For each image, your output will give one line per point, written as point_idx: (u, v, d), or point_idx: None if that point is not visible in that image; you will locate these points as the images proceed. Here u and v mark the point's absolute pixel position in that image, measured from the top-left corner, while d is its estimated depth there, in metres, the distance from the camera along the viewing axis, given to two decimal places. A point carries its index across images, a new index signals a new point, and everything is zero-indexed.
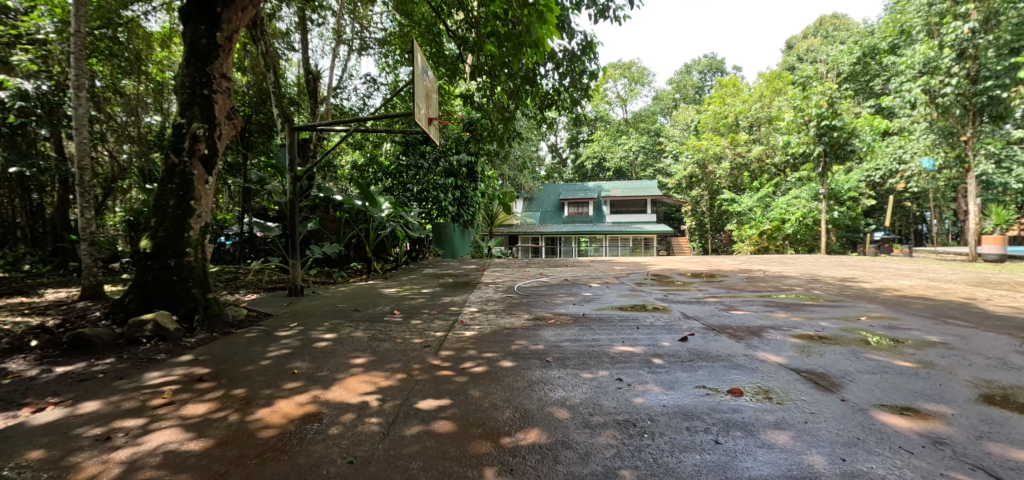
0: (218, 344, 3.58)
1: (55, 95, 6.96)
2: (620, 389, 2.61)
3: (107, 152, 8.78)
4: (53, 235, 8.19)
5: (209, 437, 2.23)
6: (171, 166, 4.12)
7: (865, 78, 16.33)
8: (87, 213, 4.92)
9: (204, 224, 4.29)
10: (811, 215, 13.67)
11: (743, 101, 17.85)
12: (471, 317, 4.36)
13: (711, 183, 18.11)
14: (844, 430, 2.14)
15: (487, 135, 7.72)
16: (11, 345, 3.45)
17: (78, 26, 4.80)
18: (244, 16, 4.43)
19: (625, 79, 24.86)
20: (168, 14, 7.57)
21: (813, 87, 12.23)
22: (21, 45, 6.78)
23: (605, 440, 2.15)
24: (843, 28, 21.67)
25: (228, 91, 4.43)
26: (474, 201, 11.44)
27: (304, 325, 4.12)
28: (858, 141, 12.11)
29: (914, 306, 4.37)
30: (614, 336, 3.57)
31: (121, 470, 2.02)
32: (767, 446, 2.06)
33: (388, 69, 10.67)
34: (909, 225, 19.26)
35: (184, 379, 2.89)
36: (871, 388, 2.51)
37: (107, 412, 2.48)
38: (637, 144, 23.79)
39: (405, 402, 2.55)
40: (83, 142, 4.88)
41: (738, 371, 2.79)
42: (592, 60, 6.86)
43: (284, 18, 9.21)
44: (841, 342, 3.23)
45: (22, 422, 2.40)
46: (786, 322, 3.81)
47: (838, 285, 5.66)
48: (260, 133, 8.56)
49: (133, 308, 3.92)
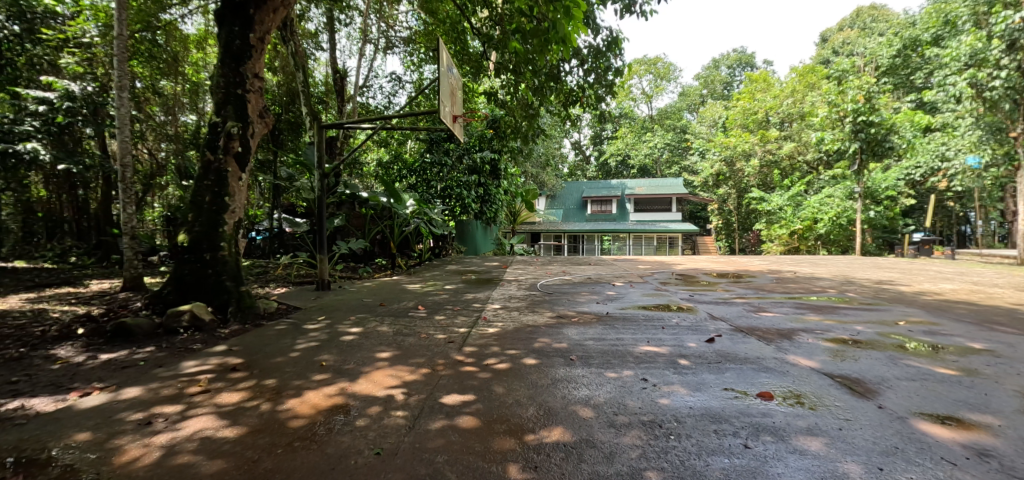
0: (251, 336, 3.67)
1: (99, 96, 7.27)
2: (646, 390, 2.59)
3: (146, 150, 9.09)
4: (96, 230, 8.48)
5: (243, 425, 2.29)
6: (206, 163, 4.23)
7: (905, 72, 15.73)
8: (129, 208, 5.13)
9: (238, 219, 4.40)
10: (845, 215, 13.16)
11: (774, 96, 17.37)
12: (494, 313, 4.40)
13: (739, 181, 17.79)
14: (882, 439, 2.07)
15: (511, 133, 7.68)
16: (60, 332, 3.61)
17: (121, 29, 4.98)
18: (276, 17, 4.53)
19: (650, 75, 24.54)
20: (204, 16, 7.70)
21: (849, 82, 11.97)
22: (68, 48, 7.06)
23: (630, 440, 2.13)
24: (882, 20, 20.92)
25: (260, 90, 4.53)
26: (498, 198, 11.46)
27: (332, 319, 4.20)
28: (897, 137, 11.77)
29: (957, 311, 4.22)
30: (638, 336, 3.53)
31: (161, 454, 2.09)
32: (799, 452, 2.02)
33: (413, 68, 10.78)
34: (949, 226, 18.56)
35: (218, 368, 2.97)
36: (909, 396, 2.43)
37: (148, 399, 2.57)
38: (662, 141, 23.53)
39: (431, 396, 2.57)
40: (126, 140, 5.04)
41: (768, 375, 2.73)
42: (618, 56, 6.75)
43: (312, 18, 9.39)
44: (877, 347, 3.13)
45: (70, 405, 2.50)
46: (819, 324, 3.72)
47: (875, 287, 5.49)
48: (289, 131, 8.76)
49: (172, 299, 4.06)
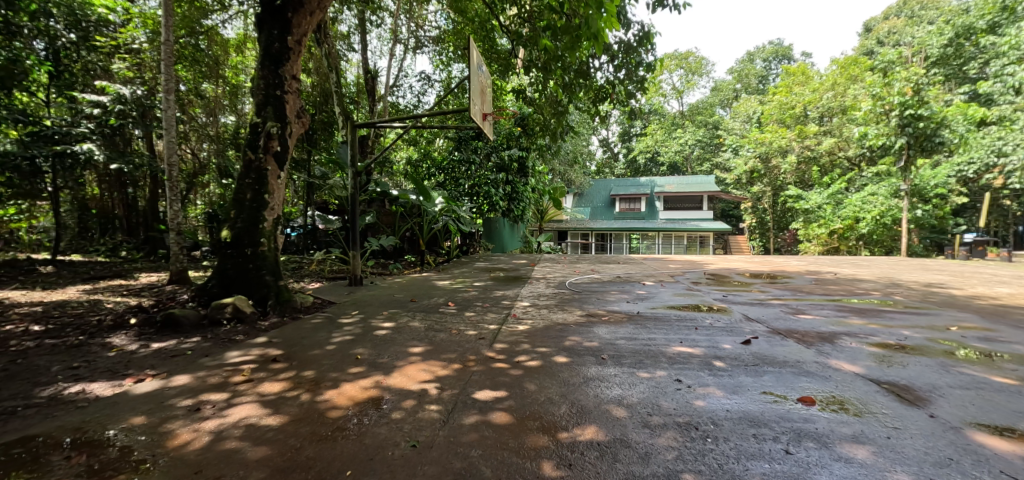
0: (289, 328, 3.78)
1: (147, 99, 7.54)
2: (680, 391, 2.55)
3: (190, 150, 9.42)
4: (144, 225, 8.85)
5: (284, 414, 2.36)
6: (248, 162, 4.36)
7: (957, 62, 14.96)
8: (175, 206, 5.34)
9: (277, 216, 4.51)
10: (890, 213, 12.65)
11: (813, 90, 16.83)
12: (524, 311, 4.40)
13: (774, 178, 17.31)
14: (935, 449, 2.00)
15: (540, 130, 7.66)
16: (115, 322, 3.79)
17: (167, 34, 5.16)
18: (312, 20, 4.62)
19: (681, 70, 24.06)
20: (243, 21, 7.89)
21: (896, 73, 11.45)
22: (119, 54, 7.58)
23: (666, 441, 2.11)
24: (931, 7, 19.97)
25: (297, 91, 4.63)
26: (525, 196, 11.43)
27: (365, 313, 4.28)
28: (949, 132, 11.22)
29: (1015, 317, 4.00)
30: (671, 336, 3.48)
31: (209, 439, 2.17)
32: (844, 460, 1.96)
33: (442, 67, 10.85)
34: (1004, 226, 17.57)
35: (260, 359, 3.07)
36: (964, 405, 2.32)
37: (195, 386, 2.67)
38: (693, 138, 23.09)
39: (463, 392, 2.60)
40: (172, 141, 5.23)
41: (809, 379, 2.65)
42: (650, 51, 6.63)
43: (345, 20, 9.57)
44: (925, 353, 3.01)
45: (125, 390, 2.62)
46: (862, 328, 3.59)
47: (923, 291, 5.25)
48: (323, 131, 8.95)
49: (215, 292, 4.21)
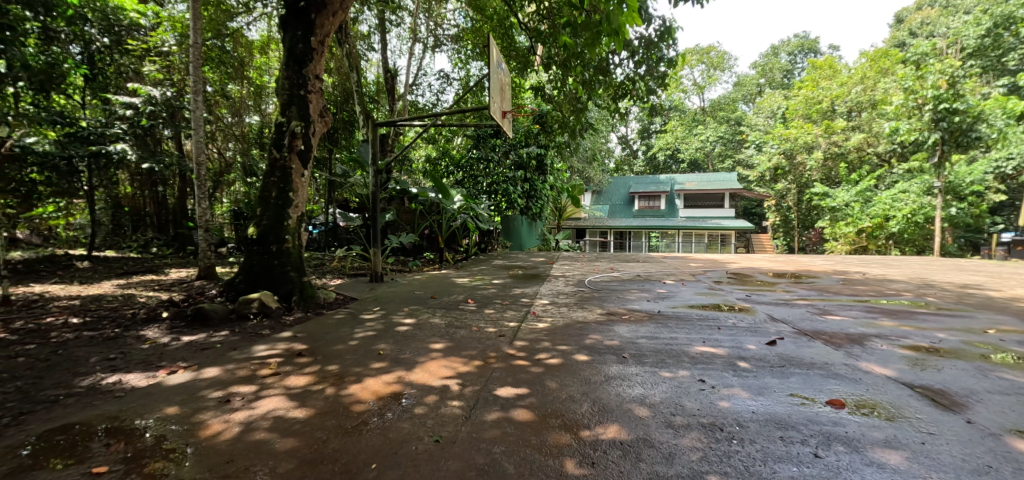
0: (313, 323, 3.84)
1: (177, 100, 7.71)
2: (704, 391, 2.51)
3: (216, 150, 9.64)
4: (173, 222, 9.07)
5: (310, 407, 2.40)
6: (273, 160, 4.44)
7: (995, 53, 14.39)
8: (203, 204, 5.46)
9: (301, 214, 4.58)
10: (922, 212, 12.33)
11: (841, 84, 16.41)
12: (544, 309, 4.39)
13: (799, 175, 16.96)
14: (972, 456, 1.94)
15: (559, 126, 7.62)
16: (147, 315, 3.90)
17: (195, 37, 5.27)
18: (335, 20, 4.66)
19: (703, 65, 23.68)
20: (268, 23, 8.02)
21: (930, 65, 11.10)
22: (150, 57, 7.62)
23: (690, 442, 2.08)
24: None
25: (320, 91, 4.69)
26: (543, 194, 11.40)
27: (386, 310, 4.33)
28: (986, 127, 10.83)
29: None
30: (694, 336, 3.44)
31: (239, 430, 2.21)
32: (877, 464, 1.92)
33: (461, 65, 10.87)
34: None
35: (286, 353, 3.12)
36: (1003, 411, 2.25)
37: (225, 378, 2.73)
38: (715, 135, 22.75)
39: (485, 388, 2.60)
40: (200, 141, 5.34)
41: (838, 382, 2.59)
42: (671, 46, 6.54)
43: (365, 20, 9.66)
44: (960, 357, 2.92)
45: (159, 381, 2.69)
46: (892, 330, 3.50)
47: (957, 292, 5.09)
48: (344, 129, 9.05)
49: (242, 288, 4.29)
